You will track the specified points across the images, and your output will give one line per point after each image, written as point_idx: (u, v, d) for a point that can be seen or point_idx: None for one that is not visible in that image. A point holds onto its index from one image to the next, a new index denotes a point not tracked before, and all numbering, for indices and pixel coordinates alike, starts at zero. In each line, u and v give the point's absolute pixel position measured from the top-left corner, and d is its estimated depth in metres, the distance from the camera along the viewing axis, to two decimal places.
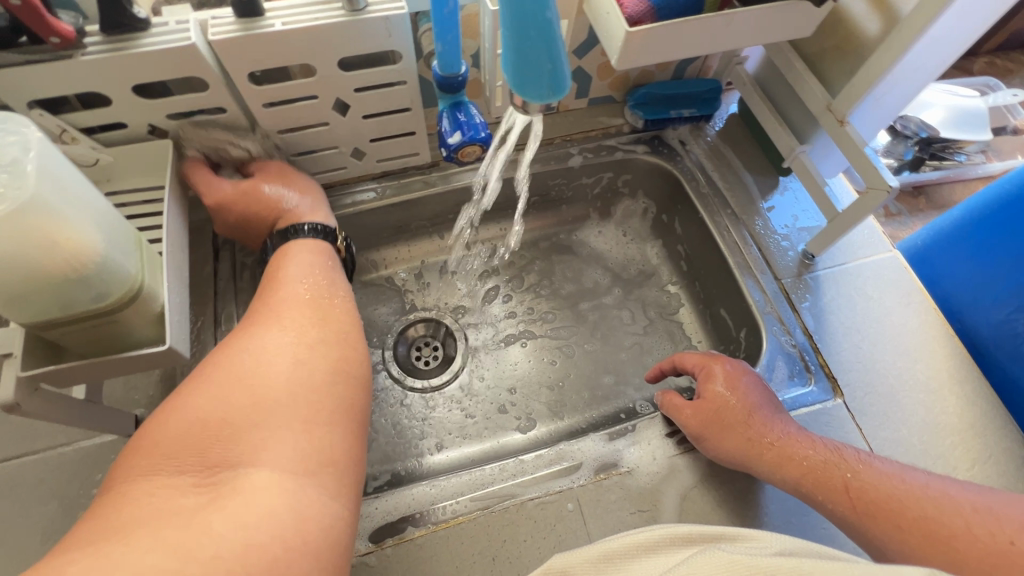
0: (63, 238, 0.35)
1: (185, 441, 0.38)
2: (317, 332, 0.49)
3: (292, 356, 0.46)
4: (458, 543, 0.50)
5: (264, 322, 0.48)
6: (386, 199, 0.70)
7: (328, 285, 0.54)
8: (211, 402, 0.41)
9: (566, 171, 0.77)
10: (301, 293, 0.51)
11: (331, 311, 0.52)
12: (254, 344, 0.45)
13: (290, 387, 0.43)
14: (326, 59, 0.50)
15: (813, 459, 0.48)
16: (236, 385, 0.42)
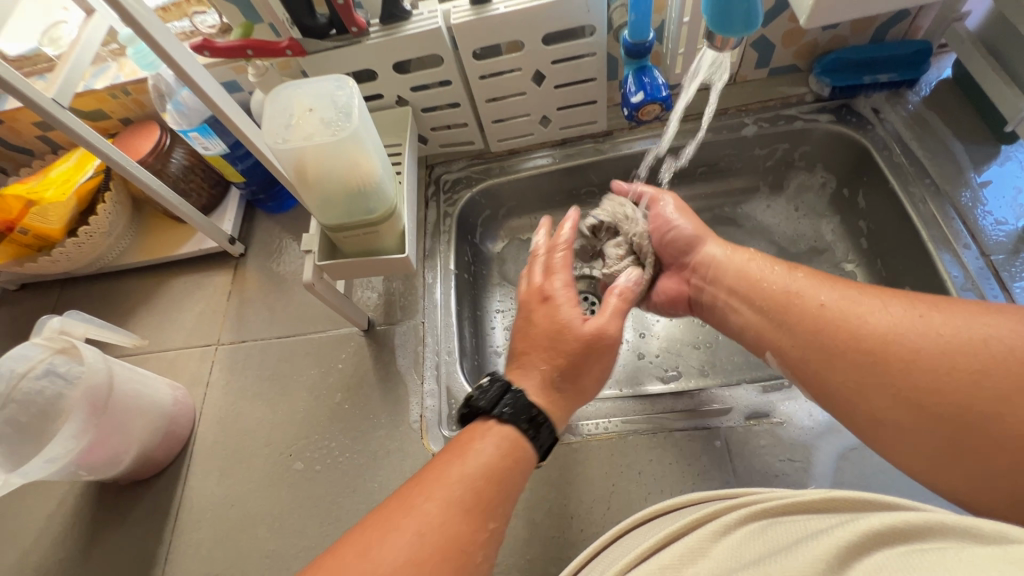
0: (364, 162, 0.49)
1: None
2: (469, 503, 0.42)
3: (430, 540, 0.39)
4: (609, 454, 0.58)
5: (419, 487, 0.42)
6: (562, 164, 0.80)
7: (512, 455, 0.46)
8: (362, 558, 0.38)
9: (739, 141, 0.78)
10: (480, 468, 0.44)
11: (498, 477, 0.44)
12: (413, 511, 0.41)
13: (432, 551, 0.39)
14: (534, 35, 0.60)
15: (809, 293, 0.50)
16: (384, 560, 0.38)
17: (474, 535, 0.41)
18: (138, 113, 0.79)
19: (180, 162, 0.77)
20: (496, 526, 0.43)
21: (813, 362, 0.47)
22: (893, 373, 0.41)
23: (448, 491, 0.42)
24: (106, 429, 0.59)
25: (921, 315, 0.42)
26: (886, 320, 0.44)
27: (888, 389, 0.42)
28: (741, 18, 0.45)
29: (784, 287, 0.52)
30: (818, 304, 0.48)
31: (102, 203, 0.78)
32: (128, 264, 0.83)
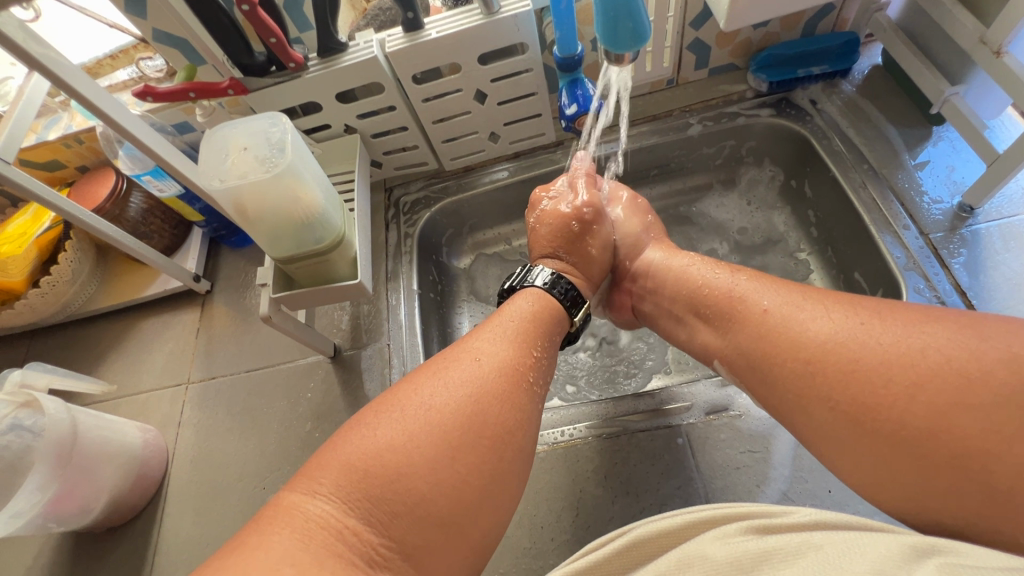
0: (304, 196, 0.50)
1: (395, 421, 0.42)
2: (494, 369, 0.47)
3: (459, 392, 0.44)
4: (575, 460, 0.58)
5: (449, 356, 0.48)
6: (516, 177, 0.81)
7: (539, 317, 0.55)
8: (418, 392, 0.44)
9: (686, 141, 0.80)
10: (509, 329, 0.52)
11: (519, 356, 0.49)
12: (456, 356, 0.48)
13: (481, 381, 0.45)
14: (469, 57, 0.62)
15: (747, 305, 0.49)
16: (438, 388, 0.45)
17: (521, 375, 0.48)
18: (94, 161, 0.80)
19: (138, 205, 0.78)
20: (540, 380, 0.50)
21: (758, 379, 0.47)
22: (833, 386, 0.41)
23: (490, 341, 0.50)
24: (75, 478, 0.59)
25: (861, 323, 0.42)
26: (828, 330, 0.43)
27: (834, 407, 0.41)
28: (629, 36, 0.50)
29: (725, 299, 0.52)
30: (760, 311, 0.48)
31: (63, 251, 0.79)
32: (96, 310, 0.83)
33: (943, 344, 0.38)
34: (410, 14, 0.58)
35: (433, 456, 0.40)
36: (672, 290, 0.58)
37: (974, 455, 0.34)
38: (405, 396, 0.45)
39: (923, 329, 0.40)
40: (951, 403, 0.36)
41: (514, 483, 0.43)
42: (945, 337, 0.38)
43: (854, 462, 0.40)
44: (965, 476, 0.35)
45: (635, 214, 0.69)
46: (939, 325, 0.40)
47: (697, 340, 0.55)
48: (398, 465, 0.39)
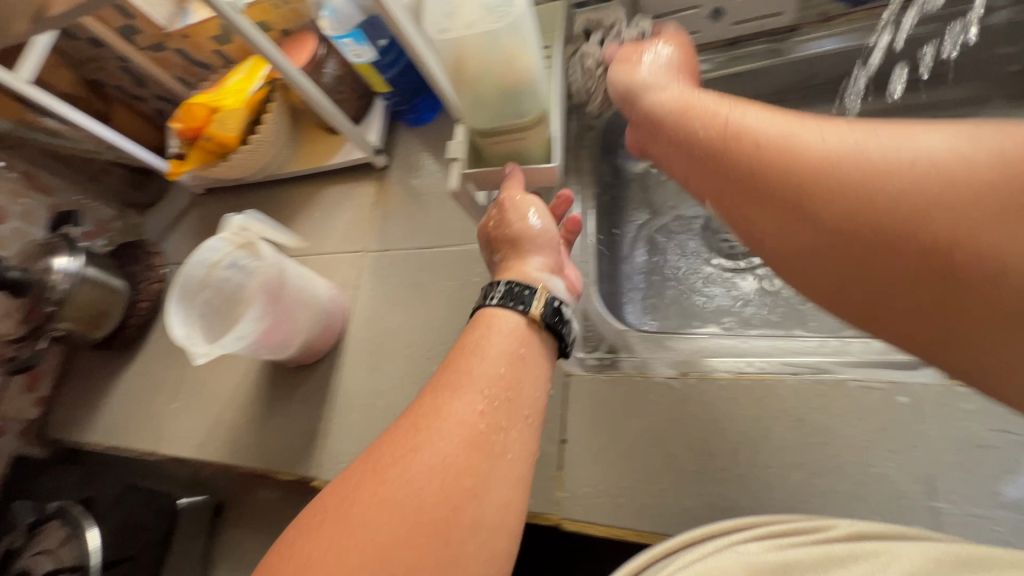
0: (521, 54, 0.45)
1: (351, 524, 0.38)
2: (485, 410, 0.44)
3: (469, 426, 0.43)
4: (763, 395, 0.53)
5: (445, 392, 0.45)
6: (727, 70, 0.69)
7: (519, 365, 0.47)
8: (384, 485, 0.40)
9: (978, 34, 0.60)
10: (500, 350, 0.47)
11: (520, 378, 0.47)
12: (425, 433, 0.42)
13: (455, 471, 0.41)
14: None
15: (758, 144, 0.43)
16: (401, 478, 0.40)
17: (518, 394, 0.46)
18: (296, 25, 0.82)
19: (332, 72, 0.79)
20: (535, 400, 0.48)
21: (737, 207, 0.45)
22: (874, 239, 0.36)
23: (464, 406, 0.44)
24: (279, 315, 0.67)
25: (858, 143, 0.38)
26: (841, 154, 0.38)
27: (831, 242, 0.38)
28: None
29: (781, 157, 0.41)
30: (798, 148, 0.40)
31: (268, 112, 0.83)
32: (288, 173, 0.90)
33: (941, 145, 0.35)
34: None
35: (446, 492, 0.40)
36: (657, 122, 0.53)
37: (998, 274, 0.31)
38: (394, 449, 0.42)
39: (934, 134, 0.36)
40: (944, 226, 0.33)
41: (514, 508, 0.43)
42: (937, 146, 0.35)
43: (864, 275, 0.37)
44: (932, 281, 0.34)
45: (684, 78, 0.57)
46: (946, 132, 0.35)
47: (671, 163, 0.53)
48: (412, 509, 0.38)
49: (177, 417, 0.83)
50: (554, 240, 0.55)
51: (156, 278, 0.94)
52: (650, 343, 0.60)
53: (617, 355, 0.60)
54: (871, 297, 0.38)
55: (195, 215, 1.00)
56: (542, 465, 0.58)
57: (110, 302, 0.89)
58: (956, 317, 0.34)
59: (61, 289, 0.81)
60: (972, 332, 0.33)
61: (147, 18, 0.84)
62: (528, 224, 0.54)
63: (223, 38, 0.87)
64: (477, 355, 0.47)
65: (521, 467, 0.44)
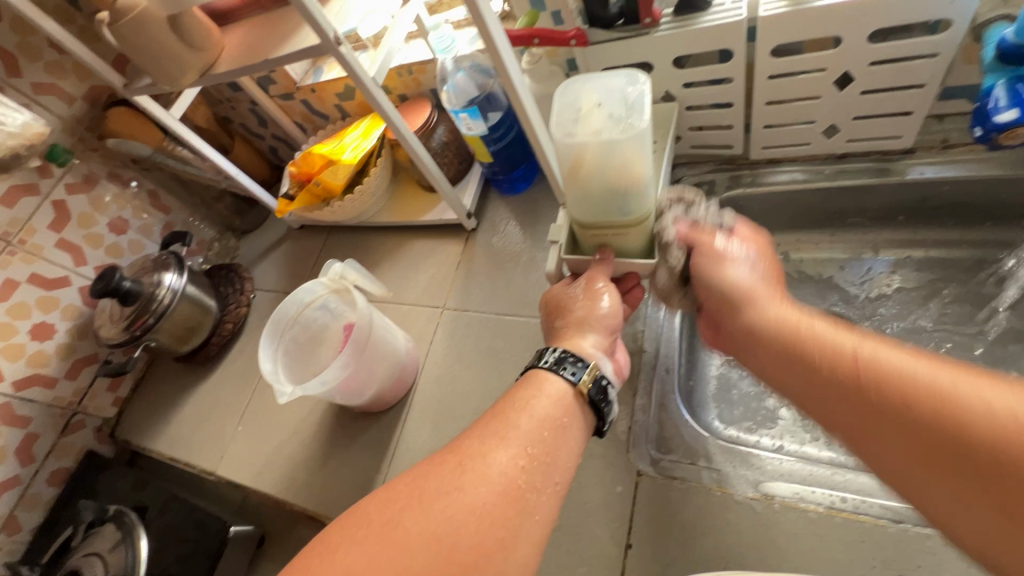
0: (639, 163, 0.47)
1: (387, 550, 0.36)
2: (523, 471, 0.42)
3: (497, 481, 0.40)
4: (858, 539, 0.49)
5: (486, 441, 0.43)
6: (833, 182, 0.68)
7: (560, 431, 0.46)
8: (422, 517, 0.38)
9: None
10: (546, 411, 0.46)
11: (558, 443, 0.45)
12: (466, 474, 0.41)
13: (490, 519, 0.38)
14: (860, 32, 0.51)
15: (760, 314, 0.45)
16: (440, 513, 0.38)
17: (551, 455, 0.44)
18: (414, 91, 0.88)
19: (440, 138, 0.84)
20: (567, 465, 0.45)
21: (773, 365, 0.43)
22: (869, 417, 0.36)
23: (509, 454, 0.42)
24: (360, 364, 0.69)
25: (834, 332, 0.41)
26: (853, 338, 0.39)
27: (872, 416, 0.35)
28: None
29: (771, 329, 0.44)
30: (838, 353, 0.39)
31: (374, 166, 0.90)
32: (381, 222, 0.95)
33: (990, 397, 0.31)
34: None
35: (457, 546, 0.37)
36: (697, 279, 0.53)
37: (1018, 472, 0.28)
38: (424, 490, 0.40)
39: (978, 388, 0.32)
40: (980, 426, 0.30)
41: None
42: (995, 394, 0.31)
43: (870, 445, 0.36)
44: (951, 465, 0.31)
45: (765, 271, 0.50)
46: (1004, 388, 0.31)
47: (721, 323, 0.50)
48: (419, 557, 0.36)
49: (239, 442, 0.86)
50: (614, 324, 0.55)
51: (243, 302, 1.00)
52: (732, 456, 0.56)
53: (695, 463, 0.57)
54: (921, 495, 0.34)
55: (287, 247, 1.07)
56: (603, 568, 0.55)
57: (201, 320, 0.95)
58: (963, 490, 0.31)
59: (162, 303, 0.87)
60: (955, 510, 0.32)
61: (284, 73, 0.94)
62: (595, 305, 0.54)
63: (345, 95, 0.95)
64: (522, 411, 0.46)
65: (547, 530, 0.42)
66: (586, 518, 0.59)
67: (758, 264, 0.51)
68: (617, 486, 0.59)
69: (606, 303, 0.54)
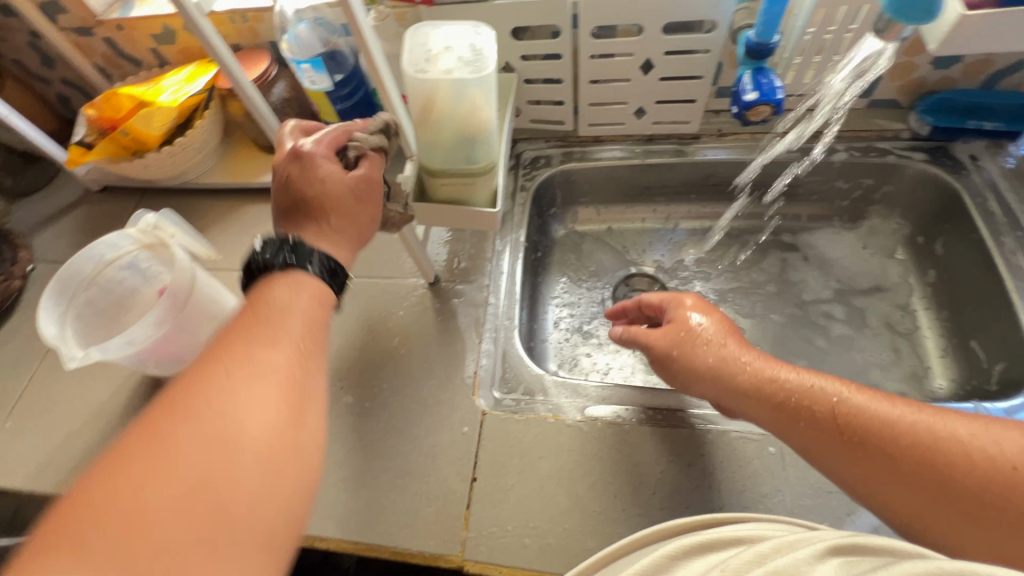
0: (481, 107, 0.50)
1: (183, 488, 0.32)
2: (277, 404, 0.37)
3: (257, 449, 0.35)
4: (660, 442, 0.58)
5: (233, 361, 0.38)
6: (643, 160, 0.81)
7: (318, 337, 0.44)
8: (184, 435, 0.34)
9: (826, 166, 0.78)
10: (306, 311, 0.44)
11: (313, 338, 0.43)
12: (233, 383, 0.37)
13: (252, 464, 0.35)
14: (655, 23, 0.62)
15: (795, 388, 0.46)
16: (215, 441, 0.34)
17: (306, 364, 0.42)
18: (249, 42, 0.82)
19: (280, 94, 0.79)
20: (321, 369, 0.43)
21: (809, 449, 0.44)
22: (966, 490, 0.36)
23: (284, 347, 0.41)
24: (179, 326, 0.61)
25: (859, 397, 0.43)
26: (914, 419, 0.40)
27: (910, 485, 0.38)
28: (918, 14, 0.47)
29: (823, 404, 0.44)
30: (830, 402, 0.44)
31: (200, 119, 0.80)
32: (210, 184, 0.85)
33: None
34: None
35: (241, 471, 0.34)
36: (687, 353, 0.53)
37: None
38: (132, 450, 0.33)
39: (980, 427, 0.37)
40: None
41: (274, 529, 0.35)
42: (1005, 436, 0.36)
43: None
44: None
45: (731, 330, 0.53)
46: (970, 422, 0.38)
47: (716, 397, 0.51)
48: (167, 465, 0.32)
49: (6, 441, 0.69)
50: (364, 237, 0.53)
51: (16, 275, 0.81)
52: (563, 388, 0.63)
53: (533, 398, 0.63)
54: None
55: (82, 211, 0.90)
56: (449, 504, 0.57)
57: None
58: None
59: None
60: None
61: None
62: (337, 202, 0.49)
63: (164, 38, 0.84)
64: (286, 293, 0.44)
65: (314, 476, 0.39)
66: (433, 461, 0.60)
67: (717, 326, 0.53)
68: (463, 427, 0.61)
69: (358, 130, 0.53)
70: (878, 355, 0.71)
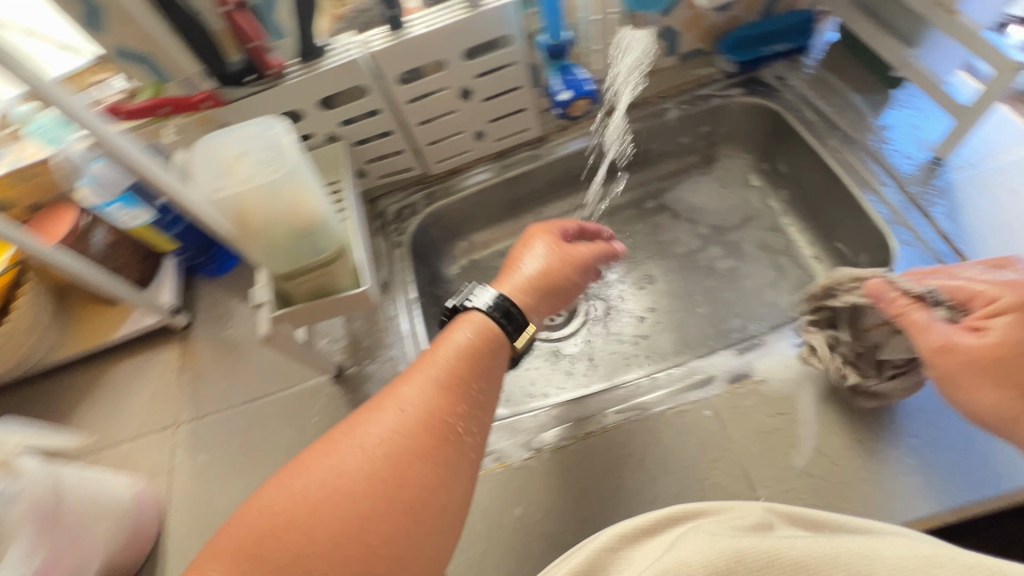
0: (305, 201, 0.48)
1: (283, 513, 0.39)
2: (368, 461, 0.41)
3: (371, 451, 0.42)
4: (607, 446, 0.58)
5: (371, 406, 0.45)
6: (503, 176, 0.81)
7: (405, 434, 0.43)
8: (280, 497, 0.40)
9: (664, 127, 0.82)
10: (399, 410, 0.44)
11: (339, 448, 0.42)
12: (378, 410, 0.44)
13: (368, 479, 0.40)
14: (455, 52, 0.61)
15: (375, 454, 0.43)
16: (309, 495, 0.39)
17: (447, 427, 0.44)
18: (49, 197, 0.72)
19: (104, 241, 0.70)
20: (399, 414, 0.44)
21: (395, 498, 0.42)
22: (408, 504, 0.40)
23: (416, 388, 0.46)
24: (60, 543, 0.52)
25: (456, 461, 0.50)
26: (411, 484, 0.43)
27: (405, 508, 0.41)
28: None
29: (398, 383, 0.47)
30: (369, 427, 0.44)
31: (20, 297, 0.70)
32: (59, 360, 0.75)
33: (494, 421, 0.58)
34: (393, 11, 0.57)
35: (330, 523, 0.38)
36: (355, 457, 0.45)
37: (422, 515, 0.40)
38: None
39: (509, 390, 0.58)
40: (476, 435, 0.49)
41: (435, 501, 0.41)
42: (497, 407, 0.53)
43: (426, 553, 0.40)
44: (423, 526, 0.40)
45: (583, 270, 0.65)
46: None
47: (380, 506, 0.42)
48: (297, 546, 0.38)
49: None
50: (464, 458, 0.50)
51: None
52: (501, 431, 0.61)
53: None
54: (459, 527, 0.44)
55: None
56: None
57: None
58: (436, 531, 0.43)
59: None
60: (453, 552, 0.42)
61: None
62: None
63: None
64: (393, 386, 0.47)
65: (390, 448, 0.42)
66: None
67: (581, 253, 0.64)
68: None
69: (529, 266, 0.59)
70: (763, 278, 0.77)
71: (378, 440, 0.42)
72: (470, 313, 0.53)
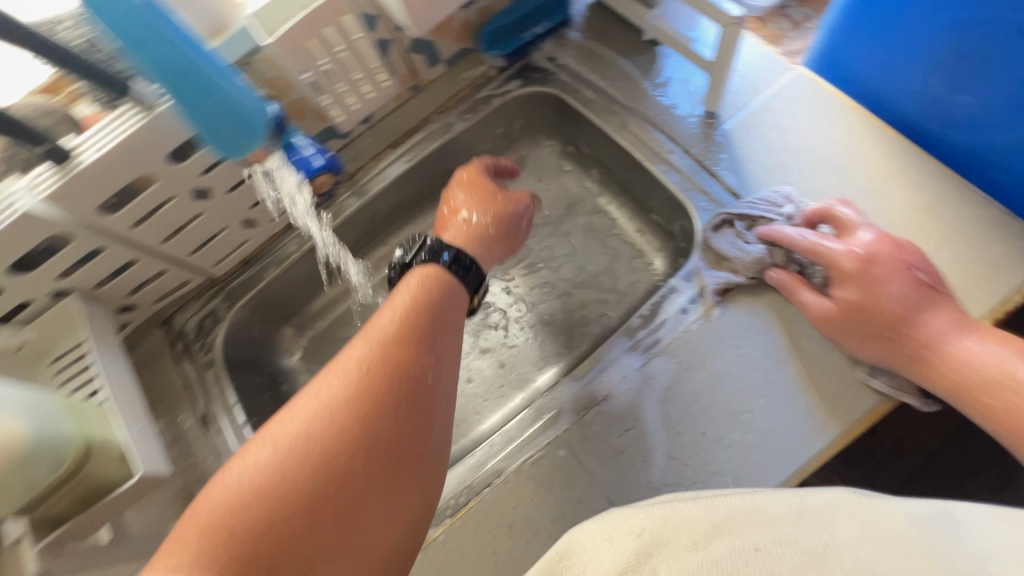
0: None
1: (245, 493, 0.37)
2: (316, 423, 0.40)
3: (316, 417, 0.40)
4: (476, 524, 0.54)
5: (324, 373, 0.43)
6: (304, 249, 0.72)
7: (349, 391, 0.41)
8: (228, 481, 0.38)
9: (456, 141, 0.76)
10: (347, 366, 0.43)
11: (285, 420, 0.40)
12: (331, 372, 0.43)
13: (328, 427, 0.40)
14: (155, 160, 0.51)
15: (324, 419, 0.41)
16: (268, 461, 0.38)
17: (404, 372, 0.43)
18: None
19: None
20: (351, 370, 0.43)
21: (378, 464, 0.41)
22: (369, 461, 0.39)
23: (357, 350, 0.44)
24: None
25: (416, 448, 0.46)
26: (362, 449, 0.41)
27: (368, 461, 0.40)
28: (239, 137, 0.53)
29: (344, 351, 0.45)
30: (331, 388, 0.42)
31: None
32: None
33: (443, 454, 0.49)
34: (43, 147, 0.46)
35: (295, 488, 0.37)
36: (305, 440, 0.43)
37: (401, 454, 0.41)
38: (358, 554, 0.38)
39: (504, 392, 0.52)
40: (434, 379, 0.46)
41: (410, 445, 0.41)
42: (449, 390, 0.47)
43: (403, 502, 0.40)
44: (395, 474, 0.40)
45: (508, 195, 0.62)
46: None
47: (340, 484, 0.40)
48: (265, 512, 0.36)
49: None
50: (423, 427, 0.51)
51: None
52: None
53: None
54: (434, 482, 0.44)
55: None
56: None
57: None
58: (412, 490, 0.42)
59: None
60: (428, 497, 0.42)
61: None
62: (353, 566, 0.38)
63: None
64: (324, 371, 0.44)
65: (340, 403, 0.41)
66: None
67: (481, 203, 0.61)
68: None
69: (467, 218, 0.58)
70: (598, 265, 0.76)
71: (320, 407, 0.41)
72: (424, 264, 0.52)
